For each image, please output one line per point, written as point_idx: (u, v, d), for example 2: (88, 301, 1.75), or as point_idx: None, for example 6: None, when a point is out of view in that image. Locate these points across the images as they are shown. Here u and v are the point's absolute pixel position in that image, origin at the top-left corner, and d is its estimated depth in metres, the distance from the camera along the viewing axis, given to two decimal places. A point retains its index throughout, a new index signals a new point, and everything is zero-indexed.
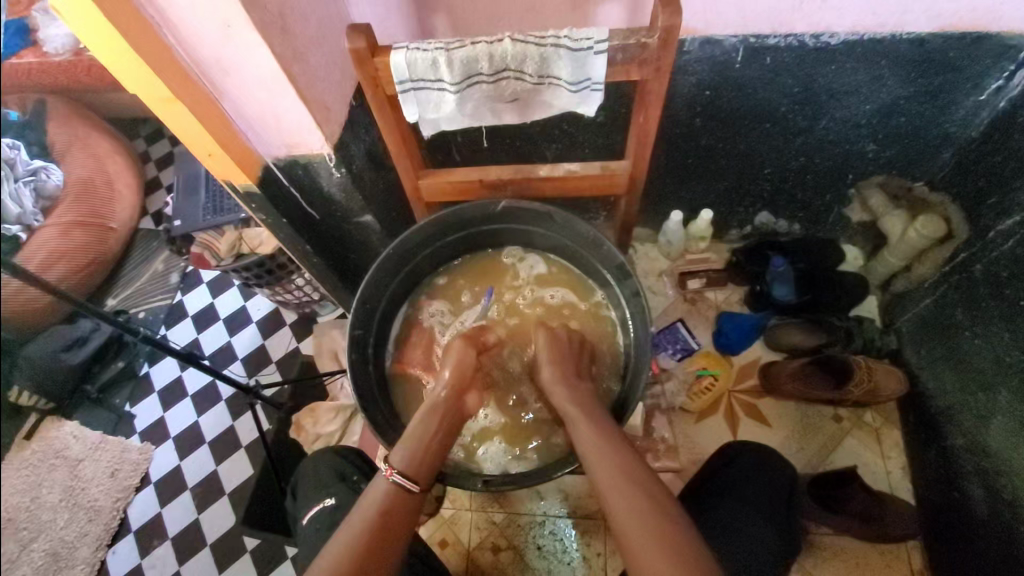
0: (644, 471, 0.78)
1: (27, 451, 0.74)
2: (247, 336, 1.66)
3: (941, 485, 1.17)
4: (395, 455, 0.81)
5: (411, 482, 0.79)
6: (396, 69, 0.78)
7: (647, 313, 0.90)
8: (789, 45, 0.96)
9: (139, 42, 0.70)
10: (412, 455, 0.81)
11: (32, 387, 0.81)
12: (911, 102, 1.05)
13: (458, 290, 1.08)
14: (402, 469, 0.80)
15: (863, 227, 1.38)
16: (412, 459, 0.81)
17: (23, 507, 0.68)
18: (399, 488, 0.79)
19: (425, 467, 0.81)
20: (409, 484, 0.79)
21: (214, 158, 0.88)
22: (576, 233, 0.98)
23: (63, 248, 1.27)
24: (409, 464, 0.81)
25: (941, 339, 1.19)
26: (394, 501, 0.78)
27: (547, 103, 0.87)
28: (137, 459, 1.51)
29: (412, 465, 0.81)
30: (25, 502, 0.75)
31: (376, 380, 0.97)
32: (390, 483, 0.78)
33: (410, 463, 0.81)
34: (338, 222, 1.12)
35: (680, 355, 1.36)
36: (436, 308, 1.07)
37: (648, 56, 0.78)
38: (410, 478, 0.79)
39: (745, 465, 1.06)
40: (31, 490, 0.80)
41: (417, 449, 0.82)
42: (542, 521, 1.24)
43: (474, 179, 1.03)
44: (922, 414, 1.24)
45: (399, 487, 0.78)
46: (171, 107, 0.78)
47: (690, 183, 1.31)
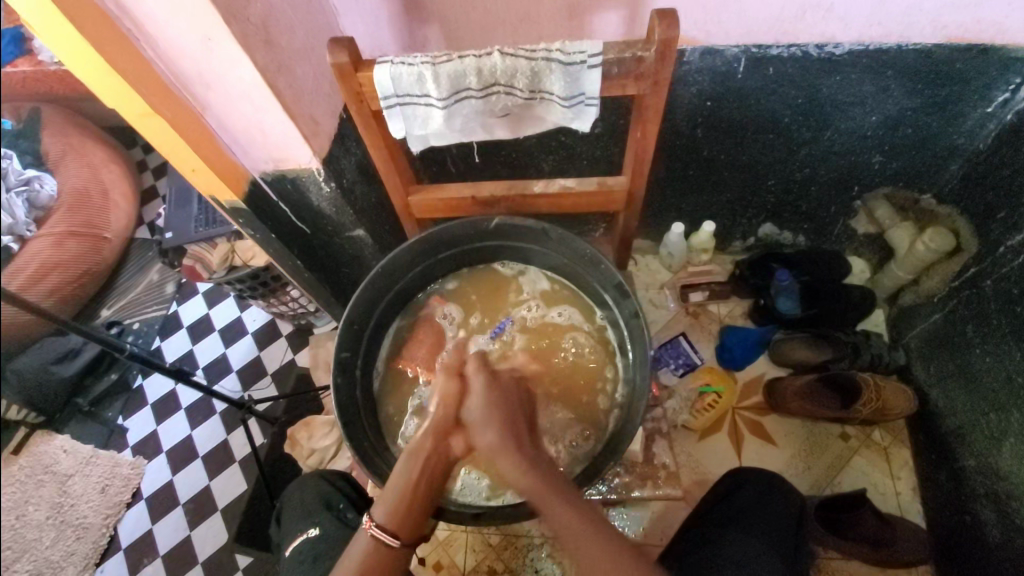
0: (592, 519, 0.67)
1: (14, 465, 0.72)
2: (242, 348, 1.63)
3: (950, 508, 1.13)
4: (377, 505, 0.77)
5: (391, 536, 0.74)
6: (381, 83, 0.75)
7: (645, 334, 0.87)
8: (792, 55, 0.93)
9: (115, 57, 0.67)
10: (393, 506, 0.76)
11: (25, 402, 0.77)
12: (918, 113, 1.02)
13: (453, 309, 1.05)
14: (381, 523, 0.75)
15: (869, 239, 1.35)
16: (393, 511, 0.76)
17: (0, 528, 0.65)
18: (379, 542, 0.75)
19: (407, 519, 0.76)
20: (388, 539, 0.75)
21: (197, 174, 0.85)
22: (573, 251, 0.94)
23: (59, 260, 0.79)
24: (391, 518, 0.76)
25: (951, 356, 1.16)
26: (375, 557, 0.74)
27: (540, 118, 0.84)
28: (129, 474, 1.31)
29: (393, 519, 0.75)
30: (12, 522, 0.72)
31: (363, 402, 0.94)
32: (370, 536, 0.75)
33: (391, 516, 0.76)
34: (329, 236, 1.09)
35: (682, 370, 1.31)
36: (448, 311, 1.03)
37: (644, 70, 0.75)
38: (390, 533, 0.75)
39: (750, 493, 1.03)
40: (20, 507, 0.77)
41: (398, 498, 0.77)
42: (541, 543, 1.21)
43: (467, 195, 1.00)
44: (932, 434, 1.20)
45: (380, 542, 0.75)
46: (151, 122, 0.75)
47: (691, 194, 1.28)
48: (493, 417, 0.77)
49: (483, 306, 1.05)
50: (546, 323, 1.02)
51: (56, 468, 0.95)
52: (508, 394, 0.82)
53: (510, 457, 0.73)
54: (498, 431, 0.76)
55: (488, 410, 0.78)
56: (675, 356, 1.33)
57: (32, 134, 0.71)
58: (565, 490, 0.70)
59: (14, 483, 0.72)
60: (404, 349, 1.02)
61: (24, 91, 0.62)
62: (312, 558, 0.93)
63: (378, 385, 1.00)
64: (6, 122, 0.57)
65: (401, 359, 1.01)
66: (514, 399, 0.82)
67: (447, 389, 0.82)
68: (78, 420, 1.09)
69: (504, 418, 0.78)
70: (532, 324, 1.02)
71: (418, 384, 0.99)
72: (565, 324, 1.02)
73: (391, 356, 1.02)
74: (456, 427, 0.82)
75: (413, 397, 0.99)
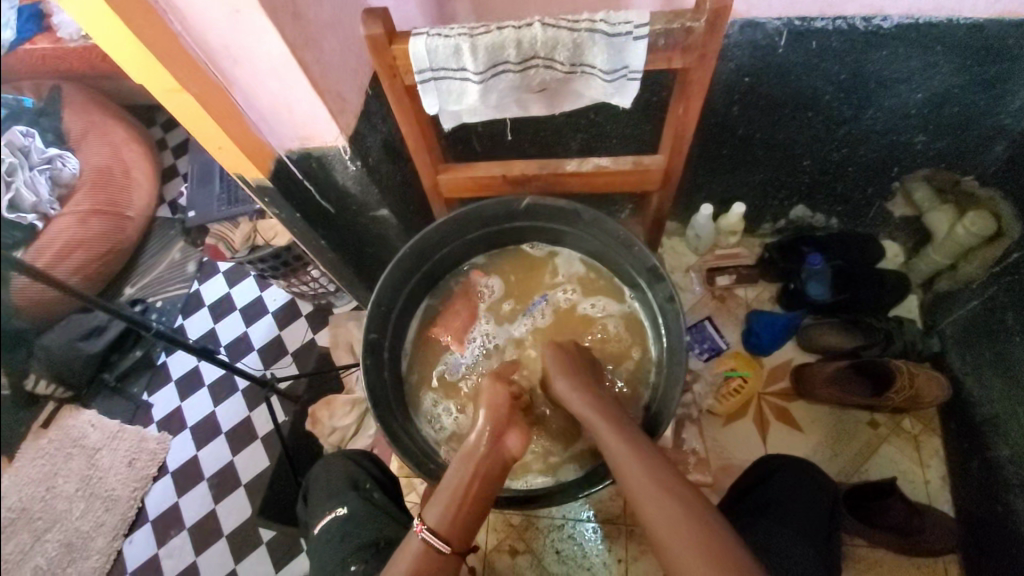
0: (677, 481, 0.73)
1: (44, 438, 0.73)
2: (263, 327, 1.62)
3: (981, 497, 1.11)
4: (429, 510, 0.78)
5: (443, 542, 0.75)
6: (415, 55, 0.73)
7: (681, 318, 0.85)
8: (837, 28, 0.89)
9: (143, 30, 0.65)
10: (446, 511, 0.77)
11: (50, 376, 0.77)
12: (964, 92, 0.97)
13: (485, 288, 1.04)
14: (433, 526, 0.76)
15: (905, 222, 1.31)
16: (445, 515, 0.76)
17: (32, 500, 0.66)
18: (430, 546, 0.75)
19: (459, 525, 0.77)
20: (440, 544, 0.75)
21: (223, 151, 0.83)
22: (606, 233, 0.93)
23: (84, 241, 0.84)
24: (444, 520, 0.76)
25: (989, 343, 1.12)
26: (425, 562, 0.74)
27: (577, 94, 0.81)
28: (155, 448, 1.50)
29: (446, 524, 0.76)
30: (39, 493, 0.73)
31: (391, 383, 0.94)
32: (421, 541, 0.75)
33: (443, 519, 0.76)
34: (354, 216, 1.08)
35: (708, 355, 1.30)
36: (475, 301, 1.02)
37: (692, 42, 0.72)
38: (442, 538, 0.75)
39: (778, 483, 1.01)
40: (47, 480, 0.78)
41: (451, 500, 0.78)
42: (562, 524, 1.21)
43: (496, 174, 0.98)
44: (964, 421, 1.17)
45: (430, 547, 0.75)
46: (178, 98, 0.73)
47: (723, 175, 1.25)
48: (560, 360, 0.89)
49: (516, 285, 1.03)
50: (575, 306, 1.01)
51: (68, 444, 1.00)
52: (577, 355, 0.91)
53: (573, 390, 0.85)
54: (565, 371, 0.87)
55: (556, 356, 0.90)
56: (701, 340, 1.32)
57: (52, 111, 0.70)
58: (630, 432, 0.79)
59: (44, 451, 0.74)
60: (430, 329, 1.01)
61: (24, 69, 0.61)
62: (338, 537, 0.94)
63: (406, 364, 1.00)
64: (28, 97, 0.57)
65: (429, 340, 1.01)
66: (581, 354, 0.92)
67: (494, 395, 0.86)
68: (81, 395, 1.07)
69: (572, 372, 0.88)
70: (563, 308, 1.01)
71: (447, 354, 1.00)
72: (599, 308, 1.00)
73: (417, 336, 1.01)
74: (510, 426, 0.84)
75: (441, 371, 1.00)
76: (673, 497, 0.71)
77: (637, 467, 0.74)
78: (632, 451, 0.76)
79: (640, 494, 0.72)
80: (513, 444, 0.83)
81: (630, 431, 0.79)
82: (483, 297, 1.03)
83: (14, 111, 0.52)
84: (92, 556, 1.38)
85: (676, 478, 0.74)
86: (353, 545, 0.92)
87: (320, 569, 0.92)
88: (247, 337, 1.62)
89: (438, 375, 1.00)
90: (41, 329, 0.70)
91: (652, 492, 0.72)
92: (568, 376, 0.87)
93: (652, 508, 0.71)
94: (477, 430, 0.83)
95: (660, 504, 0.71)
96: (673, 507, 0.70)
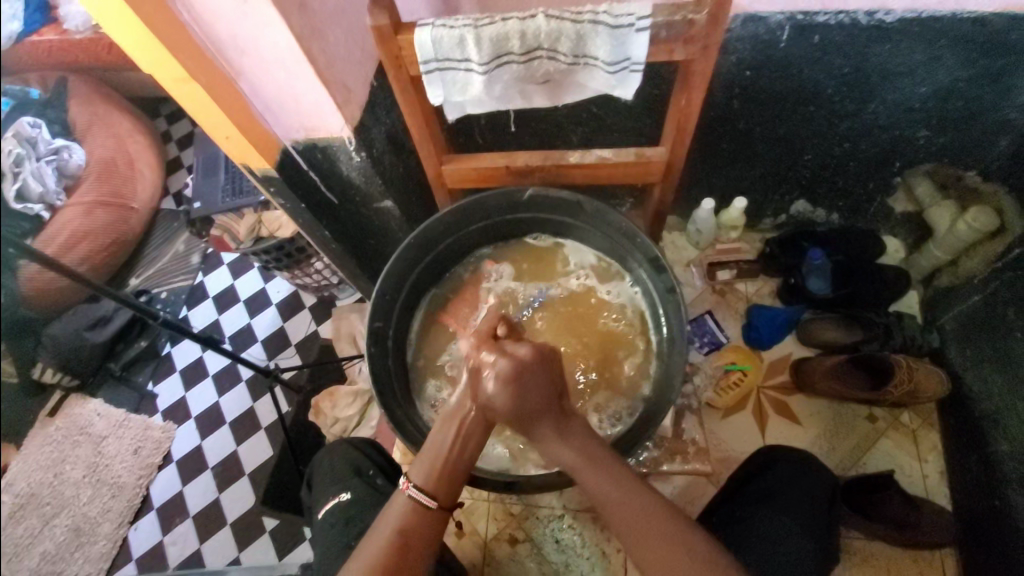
0: (668, 521, 0.72)
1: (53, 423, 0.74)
2: (267, 318, 1.63)
3: (981, 493, 1.12)
4: (415, 469, 0.79)
5: (429, 497, 0.76)
6: (420, 45, 0.74)
7: (682, 309, 0.86)
8: (840, 22, 0.89)
9: (153, 18, 0.66)
10: (432, 470, 0.78)
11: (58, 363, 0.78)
12: (969, 86, 0.97)
13: (492, 277, 1.05)
14: (419, 484, 0.78)
15: (907, 217, 1.31)
16: (431, 473, 0.78)
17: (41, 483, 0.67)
18: (416, 504, 0.76)
19: (444, 482, 0.78)
20: (426, 500, 0.76)
21: (230, 140, 0.84)
22: (608, 224, 0.94)
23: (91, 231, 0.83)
24: (430, 479, 0.78)
25: (989, 338, 1.13)
26: (412, 518, 0.76)
27: (581, 86, 0.81)
28: (159, 437, 1.51)
29: (431, 483, 0.78)
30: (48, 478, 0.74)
31: (394, 372, 0.95)
32: (408, 498, 0.77)
33: (429, 478, 0.78)
34: (357, 207, 1.09)
35: (708, 348, 1.31)
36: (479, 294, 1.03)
37: (695, 33, 0.73)
38: (428, 494, 0.77)
39: (776, 475, 1.02)
40: (55, 464, 0.79)
41: (433, 465, 0.79)
42: (562, 514, 1.22)
43: (499, 165, 0.99)
44: (964, 416, 1.18)
45: (417, 503, 0.76)
46: (187, 87, 0.74)
47: (724, 169, 1.25)
48: (523, 403, 0.78)
49: (522, 276, 1.04)
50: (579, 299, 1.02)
51: (73, 432, 1.01)
52: (538, 370, 0.80)
53: (547, 431, 0.78)
54: (532, 415, 0.78)
55: (515, 397, 0.78)
56: (700, 334, 1.33)
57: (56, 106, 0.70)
58: (609, 462, 0.76)
59: (52, 437, 0.75)
60: (432, 320, 1.02)
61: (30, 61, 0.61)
62: (342, 521, 0.96)
63: (410, 354, 1.01)
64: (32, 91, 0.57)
65: (431, 330, 1.02)
66: (544, 372, 0.79)
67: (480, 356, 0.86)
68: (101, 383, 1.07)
69: (536, 394, 0.78)
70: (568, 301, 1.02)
71: (450, 342, 1.01)
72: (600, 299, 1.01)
73: (421, 326, 1.03)
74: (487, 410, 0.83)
75: (443, 360, 1.00)
76: (659, 534, 0.71)
77: (621, 509, 0.73)
78: (616, 489, 0.73)
79: (628, 534, 0.72)
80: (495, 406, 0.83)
81: (613, 464, 0.76)
82: (493, 285, 1.04)
83: (20, 102, 0.52)
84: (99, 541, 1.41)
85: (667, 516, 0.72)
86: (355, 531, 0.93)
87: (324, 553, 0.94)
88: (250, 328, 1.63)
89: (440, 364, 1.00)
90: (49, 318, 0.71)
91: (642, 532, 0.71)
92: (526, 398, 0.78)
93: (645, 548, 0.71)
94: (459, 393, 0.83)
95: (651, 548, 0.71)
96: (663, 552, 0.70)
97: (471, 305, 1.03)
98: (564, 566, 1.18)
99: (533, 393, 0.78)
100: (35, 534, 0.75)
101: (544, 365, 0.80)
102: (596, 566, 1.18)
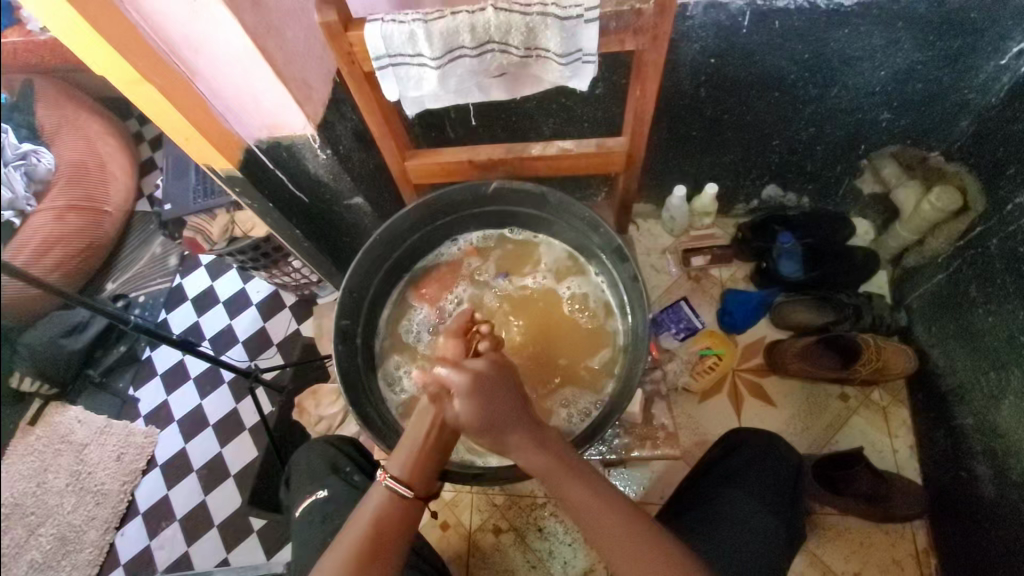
0: (636, 517, 0.75)
1: (32, 433, 0.73)
2: (248, 319, 1.63)
3: (947, 465, 1.14)
4: (393, 459, 0.80)
5: (406, 487, 0.77)
6: (371, 42, 0.73)
7: (645, 298, 0.87)
8: (799, 8, 0.90)
9: (101, 21, 0.65)
10: (407, 460, 0.79)
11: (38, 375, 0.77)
12: (928, 67, 0.99)
13: (466, 264, 1.05)
14: (396, 475, 0.78)
15: (874, 200, 1.33)
16: (407, 463, 0.79)
17: (21, 495, 0.66)
18: (393, 494, 0.77)
19: (420, 472, 0.79)
20: (403, 489, 0.77)
21: (190, 142, 0.83)
22: (573, 215, 0.95)
23: (62, 234, 0.80)
24: (407, 470, 0.79)
25: (953, 316, 1.15)
26: (388, 508, 0.77)
27: (537, 77, 0.82)
28: None
29: (407, 471, 0.79)
30: (34, 488, 0.71)
31: (365, 368, 0.95)
32: (385, 488, 0.78)
33: (406, 468, 0.79)
34: (328, 205, 1.09)
35: (683, 335, 1.32)
36: (460, 294, 1.03)
37: (643, 24, 0.74)
38: (405, 484, 0.78)
39: (746, 453, 1.05)
40: (42, 472, 0.76)
41: (411, 451, 0.80)
42: (544, 503, 1.24)
43: (463, 159, 1.00)
44: (931, 392, 1.21)
45: (393, 493, 0.77)
46: (142, 90, 0.73)
47: (695, 156, 1.26)
48: (489, 413, 0.75)
49: (497, 267, 1.04)
50: (555, 298, 1.01)
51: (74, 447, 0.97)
52: (494, 391, 0.76)
53: (514, 444, 0.75)
54: (498, 429, 0.75)
55: (480, 410, 0.75)
56: (676, 321, 1.34)
57: (32, 105, 0.65)
58: (575, 468, 0.76)
59: (34, 446, 0.73)
60: (403, 316, 1.03)
61: (19, 65, 0.59)
62: (319, 518, 0.96)
63: (380, 339, 1.01)
64: (8, 94, 0.55)
65: (402, 328, 1.02)
66: (500, 379, 0.77)
67: (448, 349, 0.83)
68: (88, 391, 1.05)
69: (496, 409, 0.75)
70: (542, 300, 1.01)
71: (413, 313, 1.03)
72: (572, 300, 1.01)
73: (392, 310, 1.03)
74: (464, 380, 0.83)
75: (408, 335, 1.02)
76: (629, 527, 0.73)
77: (593, 507, 0.74)
78: (585, 491, 0.74)
79: (594, 534, 0.74)
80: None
81: (584, 471, 0.76)
82: (466, 277, 1.04)
83: None
84: None
85: (635, 514, 0.75)
86: (334, 529, 0.94)
87: (304, 550, 0.94)
88: (231, 330, 1.60)
89: (406, 341, 1.01)
90: (29, 325, 0.71)
91: (608, 528, 0.73)
92: (486, 415, 0.75)
93: (611, 543, 0.73)
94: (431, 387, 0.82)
95: (615, 540, 0.73)
96: (628, 546, 0.73)
97: (442, 283, 1.04)
98: (548, 554, 1.20)
99: (492, 412, 0.75)
100: (27, 544, 0.73)
101: (503, 376, 0.79)
102: (579, 552, 1.19)
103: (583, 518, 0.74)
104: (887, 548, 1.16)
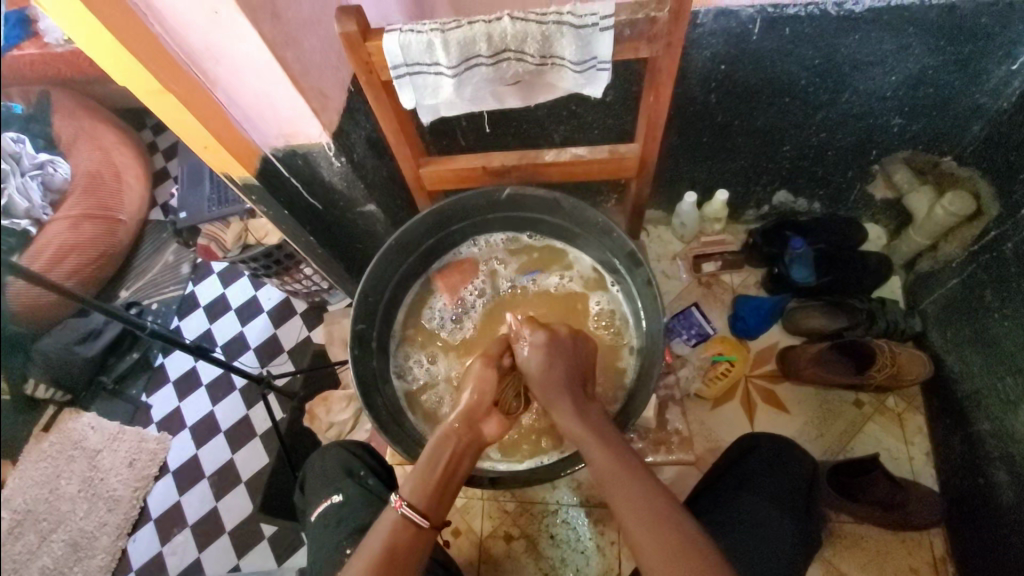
0: (662, 496, 0.73)
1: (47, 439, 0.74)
2: (259, 327, 1.59)
3: (965, 472, 1.13)
4: (405, 486, 0.80)
5: (422, 516, 0.76)
6: (388, 50, 0.74)
7: (659, 303, 0.87)
8: (810, 14, 0.90)
9: (125, 36, 0.66)
10: (425, 488, 0.79)
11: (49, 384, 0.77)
12: (939, 72, 0.99)
13: (490, 264, 1.06)
14: (411, 502, 0.78)
15: (887, 205, 1.33)
16: (425, 494, 0.78)
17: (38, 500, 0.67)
18: (409, 522, 0.76)
19: (437, 500, 0.79)
20: (419, 519, 0.76)
21: (210, 150, 0.85)
22: (587, 220, 0.95)
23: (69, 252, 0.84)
24: (423, 498, 0.78)
25: (969, 320, 1.14)
26: (403, 535, 0.76)
27: (551, 86, 0.83)
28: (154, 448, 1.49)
29: (423, 499, 0.78)
30: None
31: (379, 374, 0.96)
32: (400, 516, 0.76)
33: (421, 495, 0.78)
34: (341, 212, 1.10)
35: (695, 341, 1.31)
36: (479, 284, 1.04)
37: (656, 31, 0.75)
38: (420, 513, 0.77)
39: (761, 458, 1.04)
40: None
41: (429, 478, 0.80)
42: (555, 510, 1.23)
43: (477, 165, 1.01)
44: (947, 399, 1.20)
45: (409, 522, 0.76)
46: (163, 99, 0.75)
47: (705, 163, 1.27)
48: (546, 366, 0.85)
49: (520, 269, 1.05)
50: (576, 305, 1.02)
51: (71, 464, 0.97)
52: (564, 351, 0.87)
53: (565, 406, 0.82)
54: (554, 387, 0.84)
55: (545, 367, 0.85)
56: (688, 326, 1.32)
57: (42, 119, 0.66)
58: (608, 437, 0.79)
59: None
60: (417, 321, 1.04)
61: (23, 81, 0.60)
62: (335, 522, 0.97)
63: (399, 333, 1.03)
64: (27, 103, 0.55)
65: (414, 334, 1.03)
66: (572, 350, 0.88)
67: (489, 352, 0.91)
68: None
69: (561, 371, 0.85)
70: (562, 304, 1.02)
71: (434, 300, 1.04)
72: (595, 306, 1.01)
73: (408, 308, 1.04)
74: (489, 412, 0.87)
75: (431, 322, 1.03)
76: (650, 503, 0.72)
77: (617, 473, 0.75)
78: (611, 459, 0.76)
79: (622, 506, 0.73)
80: (489, 429, 0.86)
81: (614, 439, 0.79)
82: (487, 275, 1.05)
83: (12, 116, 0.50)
84: (98, 556, 1.39)
85: (659, 491, 0.74)
86: (348, 532, 0.94)
87: (317, 554, 0.94)
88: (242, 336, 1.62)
89: (424, 345, 1.02)
90: (41, 333, 0.71)
91: (636, 501, 0.72)
92: (552, 375, 0.85)
93: (631, 510, 0.72)
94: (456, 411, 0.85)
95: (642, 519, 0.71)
96: (649, 519, 0.71)
97: (464, 275, 1.04)
98: (559, 561, 1.19)
99: (557, 368, 0.85)
100: None
101: (574, 343, 0.89)
102: (590, 560, 1.19)
103: (609, 487, 0.75)
104: (905, 558, 1.14)
